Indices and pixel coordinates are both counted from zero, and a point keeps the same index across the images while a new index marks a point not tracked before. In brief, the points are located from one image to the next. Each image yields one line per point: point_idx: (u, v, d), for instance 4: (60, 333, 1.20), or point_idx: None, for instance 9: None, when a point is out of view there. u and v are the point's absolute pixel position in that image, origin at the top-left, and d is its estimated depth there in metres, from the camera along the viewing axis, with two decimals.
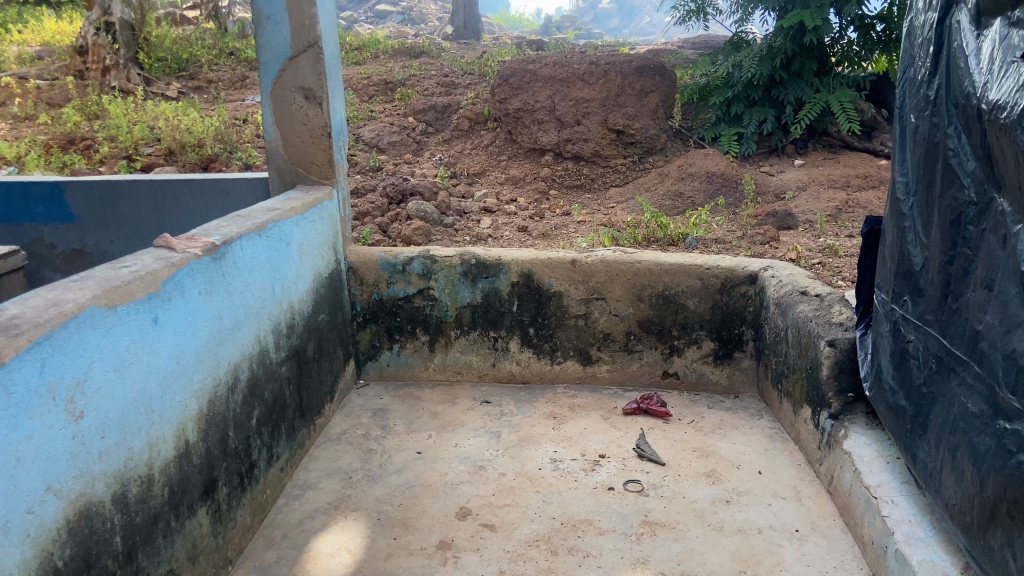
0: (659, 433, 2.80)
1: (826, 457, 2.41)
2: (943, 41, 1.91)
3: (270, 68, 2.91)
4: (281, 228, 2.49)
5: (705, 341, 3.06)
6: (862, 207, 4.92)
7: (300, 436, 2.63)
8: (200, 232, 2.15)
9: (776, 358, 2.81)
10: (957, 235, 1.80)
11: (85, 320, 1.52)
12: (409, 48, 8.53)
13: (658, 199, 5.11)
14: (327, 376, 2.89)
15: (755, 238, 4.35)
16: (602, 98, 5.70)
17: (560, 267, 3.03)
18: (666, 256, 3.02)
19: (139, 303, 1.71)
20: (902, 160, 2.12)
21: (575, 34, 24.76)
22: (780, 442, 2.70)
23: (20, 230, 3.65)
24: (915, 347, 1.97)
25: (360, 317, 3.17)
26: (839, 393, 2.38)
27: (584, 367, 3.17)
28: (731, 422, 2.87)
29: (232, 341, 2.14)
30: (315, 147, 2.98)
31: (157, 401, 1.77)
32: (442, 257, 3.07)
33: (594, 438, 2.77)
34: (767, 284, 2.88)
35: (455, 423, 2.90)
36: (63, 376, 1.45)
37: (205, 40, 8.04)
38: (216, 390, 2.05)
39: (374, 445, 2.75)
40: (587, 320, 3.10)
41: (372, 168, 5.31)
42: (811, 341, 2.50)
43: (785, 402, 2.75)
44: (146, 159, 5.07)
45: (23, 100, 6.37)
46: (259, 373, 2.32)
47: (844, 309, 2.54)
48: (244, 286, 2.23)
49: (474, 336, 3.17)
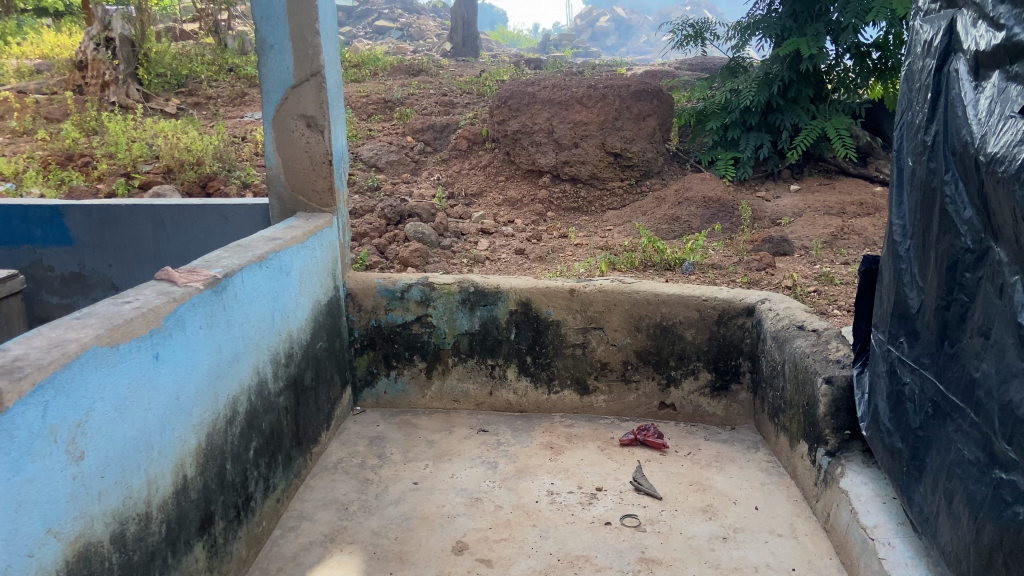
0: (656, 465, 2.81)
1: (823, 494, 2.42)
2: (942, 89, 1.94)
3: (273, 96, 2.92)
4: (281, 258, 2.49)
5: (702, 372, 3.07)
6: (858, 233, 4.95)
7: (297, 465, 2.62)
8: (201, 264, 2.14)
9: (773, 392, 2.82)
10: (954, 281, 1.82)
11: (88, 360, 1.52)
12: (408, 66, 8.57)
13: (655, 223, 5.13)
14: (324, 404, 2.88)
15: (751, 265, 4.38)
16: (600, 121, 5.71)
17: (558, 296, 3.04)
18: (664, 287, 3.04)
19: (141, 340, 1.71)
20: (899, 203, 2.14)
21: (575, 51, 24.87)
22: (776, 476, 2.70)
23: (19, 252, 3.65)
24: (912, 390, 1.98)
25: (358, 343, 3.17)
26: (836, 431, 2.39)
27: (581, 397, 3.17)
28: (727, 454, 2.87)
29: (231, 374, 2.14)
30: (316, 174, 2.99)
31: (157, 438, 1.77)
32: (441, 284, 3.08)
33: (591, 470, 2.77)
34: (765, 317, 2.90)
35: (452, 452, 2.89)
36: (65, 419, 1.44)
37: (205, 56, 8.08)
38: (214, 424, 2.05)
39: (370, 475, 2.74)
40: (585, 349, 3.11)
41: (370, 188, 5.33)
42: (808, 377, 2.52)
43: (782, 437, 2.75)
44: (144, 177, 5.07)
45: (22, 115, 6.38)
46: (256, 405, 2.31)
47: (841, 346, 2.56)
48: (244, 318, 2.23)
49: (471, 364, 3.17)
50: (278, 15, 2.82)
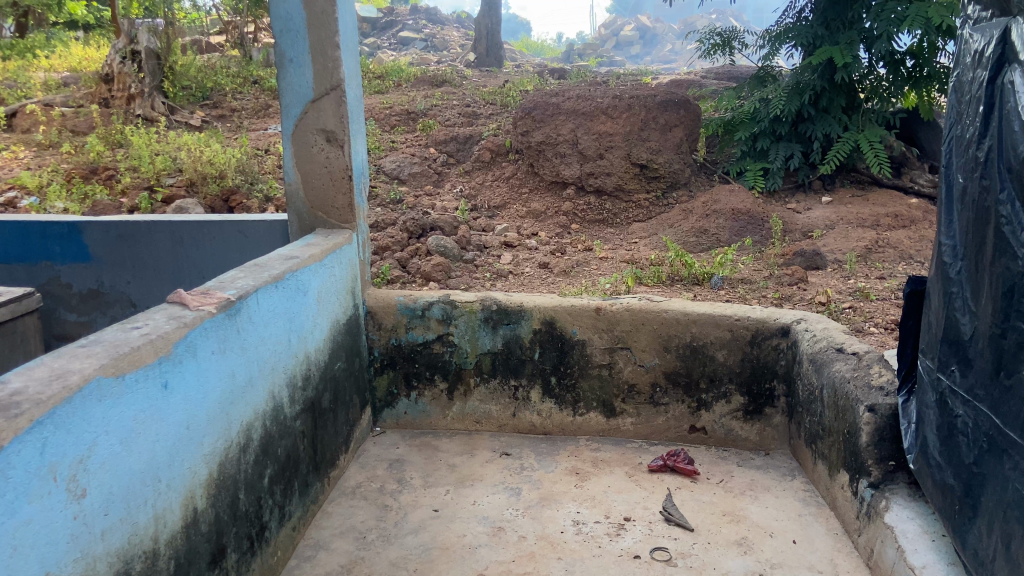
0: (686, 493, 2.68)
1: (866, 527, 2.28)
2: (994, 101, 1.81)
3: (292, 110, 2.86)
4: (298, 277, 2.42)
5: (735, 395, 2.94)
6: (893, 247, 4.80)
7: (314, 491, 2.54)
8: (215, 286, 2.08)
9: (810, 418, 2.68)
10: (1010, 307, 1.69)
11: (90, 393, 1.45)
12: (431, 76, 8.53)
13: (682, 235, 5.01)
14: (343, 426, 2.80)
15: (783, 279, 4.24)
16: (626, 132, 5.57)
17: (584, 315, 2.94)
18: (695, 306, 2.92)
19: (149, 368, 1.64)
20: (949, 221, 2.01)
21: (598, 60, 24.78)
22: (814, 507, 2.56)
23: (36, 268, 3.62)
24: (965, 422, 1.85)
25: (377, 362, 3.10)
26: (880, 461, 2.26)
27: (607, 419, 3.06)
28: (762, 482, 2.74)
29: (245, 400, 2.06)
30: (336, 190, 2.92)
31: (165, 471, 1.69)
32: (463, 302, 2.99)
33: (618, 498, 2.66)
34: (801, 338, 2.77)
35: (474, 477, 2.80)
36: (65, 455, 1.37)
37: (229, 69, 8.10)
38: (227, 452, 1.97)
39: (389, 501, 2.65)
40: (612, 370, 3.00)
41: (392, 201, 5.28)
42: (848, 405, 2.39)
43: (820, 465, 2.61)
44: (167, 191, 5.06)
45: (48, 128, 6.44)
46: (272, 430, 2.23)
47: (883, 371, 2.42)
48: (260, 341, 2.16)
49: (494, 384, 3.08)
50: (297, 28, 2.77)
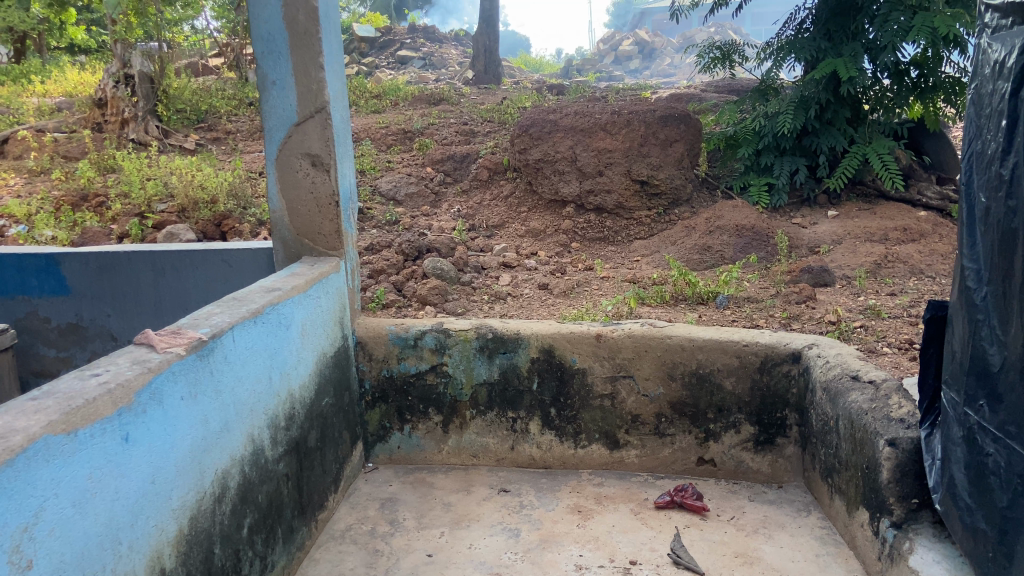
0: (695, 533, 2.53)
1: (889, 570, 2.13)
2: (1018, 115, 1.68)
3: (276, 134, 2.75)
4: (279, 311, 2.29)
5: (745, 425, 2.79)
6: (903, 261, 4.65)
7: (299, 537, 2.39)
8: (188, 324, 1.95)
9: (825, 449, 2.53)
10: None
11: (36, 453, 1.32)
12: (429, 95, 8.42)
13: (685, 253, 4.88)
14: (332, 464, 2.66)
15: (790, 297, 4.09)
16: (626, 148, 5.43)
17: (583, 342, 2.80)
18: (699, 331, 2.79)
19: (107, 420, 1.50)
20: (971, 243, 1.86)
21: (596, 74, 24.77)
22: (833, 546, 2.41)
23: (13, 303, 3.50)
24: (996, 462, 1.70)
25: (369, 396, 2.96)
26: (903, 499, 2.11)
27: (611, 452, 2.90)
28: (776, 519, 2.58)
29: (219, 446, 1.93)
30: (323, 216, 2.79)
31: (127, 532, 1.55)
32: (457, 330, 2.86)
33: (623, 539, 2.51)
34: (813, 365, 2.62)
35: (470, 517, 2.65)
36: (5, 525, 1.24)
37: (225, 91, 8.02)
38: (200, 504, 1.83)
39: (380, 545, 2.50)
40: (614, 400, 2.85)
41: (388, 222, 5.17)
42: (867, 439, 2.24)
43: (837, 500, 2.46)
44: (158, 217, 4.96)
45: (40, 154, 6.35)
46: (251, 476, 2.10)
47: (903, 402, 2.28)
48: (236, 382, 2.02)
49: (491, 417, 2.93)
50: (279, 49, 2.66)
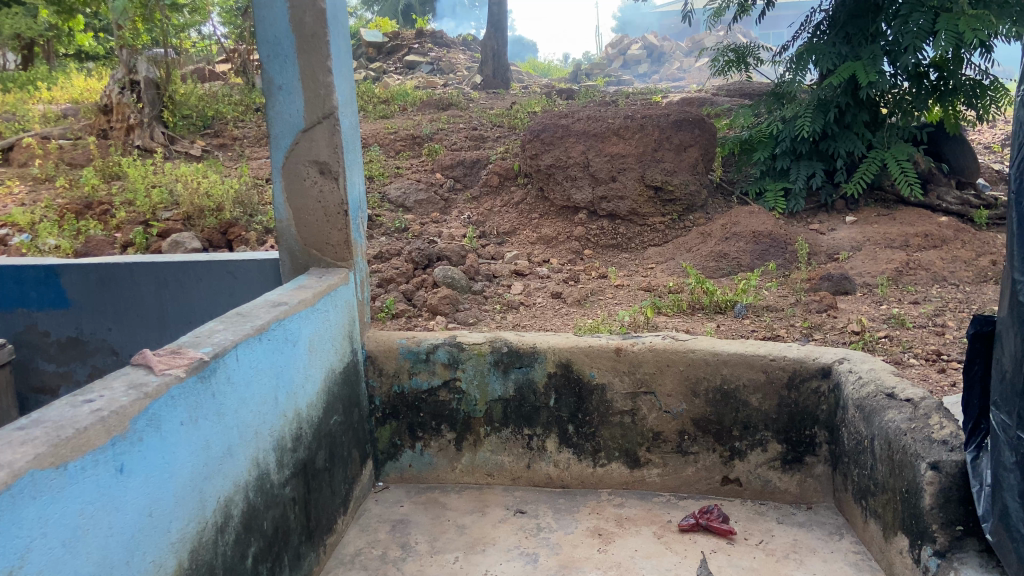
0: (722, 558, 2.40)
1: None
2: None
3: (282, 141, 2.65)
4: (286, 326, 2.18)
5: (772, 443, 2.67)
6: (924, 268, 4.52)
7: (307, 563, 2.28)
8: (189, 343, 1.85)
9: (859, 470, 2.40)
10: None
11: (21, 491, 1.21)
12: (437, 99, 8.32)
13: (701, 261, 4.75)
14: (340, 485, 2.55)
15: (811, 305, 3.96)
16: (639, 153, 5.32)
17: (602, 357, 2.69)
18: (724, 345, 2.66)
19: (99, 451, 1.40)
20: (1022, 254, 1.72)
21: (604, 80, 24.64)
22: (868, 573, 2.28)
23: (13, 316, 3.41)
24: None
25: (379, 412, 2.86)
26: (946, 526, 1.97)
27: (631, 471, 2.78)
28: (806, 543, 2.46)
29: (222, 473, 1.82)
30: (330, 225, 2.69)
31: (121, 570, 1.44)
32: (471, 344, 2.75)
33: (647, 565, 2.38)
34: (845, 380, 2.49)
35: (485, 540, 2.53)
36: None
37: (232, 97, 7.94)
38: (201, 535, 1.72)
39: (391, 571, 2.39)
40: (635, 416, 2.73)
41: (397, 229, 5.07)
42: (906, 461, 2.12)
43: (872, 524, 2.33)
44: (163, 225, 4.86)
45: (45, 161, 6.27)
46: (256, 502, 1.99)
47: (944, 421, 2.14)
48: (240, 404, 1.92)
49: (506, 434, 2.82)
50: (286, 53, 2.56)
